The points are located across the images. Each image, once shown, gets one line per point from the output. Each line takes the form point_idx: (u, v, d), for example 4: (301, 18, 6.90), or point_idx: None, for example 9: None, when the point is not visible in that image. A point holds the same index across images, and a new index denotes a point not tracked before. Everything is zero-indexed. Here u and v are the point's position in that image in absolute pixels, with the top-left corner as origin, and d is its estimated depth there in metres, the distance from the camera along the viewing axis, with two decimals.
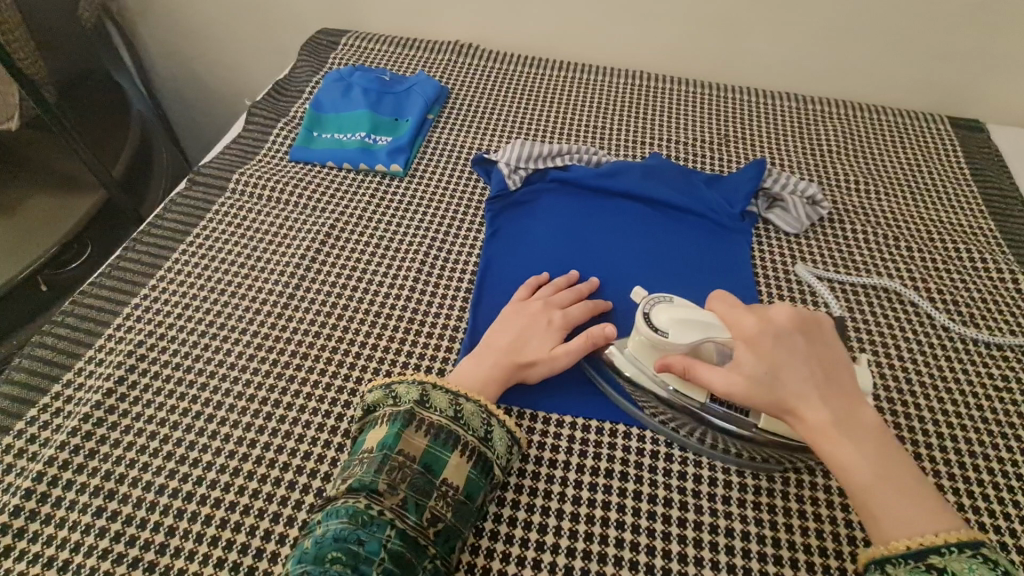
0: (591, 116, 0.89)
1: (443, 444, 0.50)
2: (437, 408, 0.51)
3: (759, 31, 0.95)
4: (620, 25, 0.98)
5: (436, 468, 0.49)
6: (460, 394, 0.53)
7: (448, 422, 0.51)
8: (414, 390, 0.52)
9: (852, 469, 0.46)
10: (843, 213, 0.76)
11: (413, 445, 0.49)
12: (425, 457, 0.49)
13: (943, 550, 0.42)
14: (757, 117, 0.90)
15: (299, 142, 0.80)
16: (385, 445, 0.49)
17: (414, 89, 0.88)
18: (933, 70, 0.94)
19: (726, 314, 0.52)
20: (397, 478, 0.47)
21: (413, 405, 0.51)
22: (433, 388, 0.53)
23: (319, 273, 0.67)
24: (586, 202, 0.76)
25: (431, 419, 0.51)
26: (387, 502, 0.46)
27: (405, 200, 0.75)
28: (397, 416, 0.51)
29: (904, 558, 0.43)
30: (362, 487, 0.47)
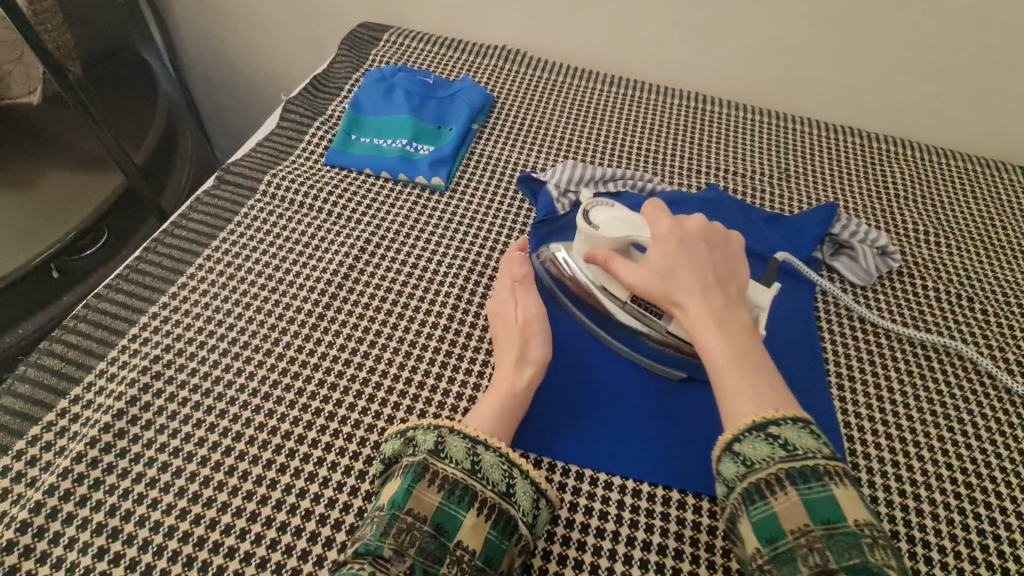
0: (641, 139, 0.84)
1: (458, 500, 0.45)
2: (454, 460, 0.46)
3: (829, 62, 0.89)
4: (678, 43, 0.93)
5: (450, 528, 0.44)
6: (478, 441, 0.48)
7: (464, 475, 0.46)
8: (429, 438, 0.47)
9: (715, 349, 0.48)
10: (913, 266, 0.71)
11: (424, 502, 0.44)
12: (438, 517, 0.44)
13: (780, 423, 0.44)
14: (819, 152, 0.85)
15: (336, 145, 0.75)
16: (394, 503, 0.44)
17: (460, 96, 0.83)
18: (1011, 116, 0.88)
19: (651, 216, 0.56)
20: (406, 542, 0.42)
21: (427, 455, 0.46)
22: (448, 434, 0.48)
23: (352, 293, 0.62)
24: None
25: (446, 471, 0.46)
26: (394, 571, 0.41)
27: (445, 218, 0.70)
28: (409, 468, 0.46)
29: (750, 431, 0.44)
30: (368, 552, 0.42)
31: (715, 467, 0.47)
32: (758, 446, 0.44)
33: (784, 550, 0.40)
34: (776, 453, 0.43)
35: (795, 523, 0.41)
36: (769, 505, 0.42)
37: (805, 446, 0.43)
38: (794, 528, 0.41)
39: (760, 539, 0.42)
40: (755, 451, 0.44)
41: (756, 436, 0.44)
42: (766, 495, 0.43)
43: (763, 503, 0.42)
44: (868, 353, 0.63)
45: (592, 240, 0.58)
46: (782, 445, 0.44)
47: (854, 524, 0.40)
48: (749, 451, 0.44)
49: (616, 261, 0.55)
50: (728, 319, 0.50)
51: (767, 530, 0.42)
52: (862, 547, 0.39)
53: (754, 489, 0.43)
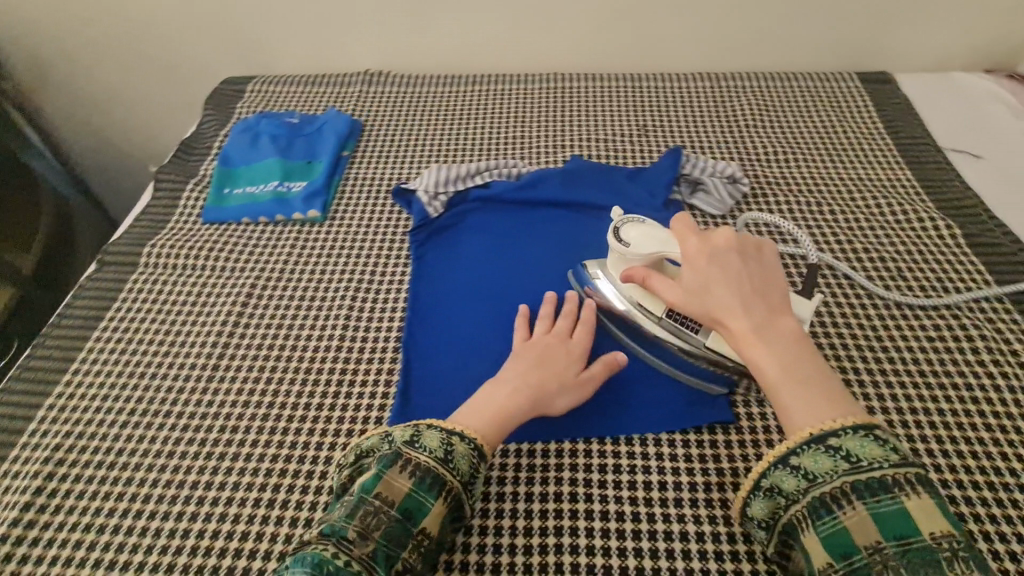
0: (508, 129, 0.88)
1: (428, 488, 0.46)
2: (428, 449, 0.48)
3: (664, 19, 0.95)
4: (525, 32, 0.98)
5: (417, 515, 0.45)
6: (450, 433, 0.49)
7: (436, 464, 0.47)
8: (407, 431, 0.49)
9: (765, 366, 0.48)
10: (763, 187, 0.76)
11: (394, 488, 0.46)
12: (407, 502, 0.45)
13: (839, 433, 0.43)
14: (673, 103, 0.91)
15: (210, 202, 0.77)
16: (362, 488, 0.46)
17: (326, 129, 0.86)
18: (837, 29, 0.95)
19: (680, 232, 0.55)
20: (372, 524, 0.44)
21: (402, 445, 0.48)
22: (425, 427, 0.50)
23: (244, 338, 0.65)
24: (512, 217, 0.74)
25: (421, 460, 0.47)
26: (356, 552, 0.43)
27: (326, 245, 0.73)
28: (384, 457, 0.48)
29: (808, 444, 0.43)
30: (332, 532, 0.44)
31: (763, 476, 0.46)
32: (819, 459, 0.43)
33: (858, 566, 0.39)
34: (839, 465, 0.42)
35: (868, 538, 0.39)
36: (837, 520, 0.41)
37: (870, 456, 0.42)
38: (867, 544, 0.39)
39: (830, 553, 0.40)
40: (817, 464, 0.43)
41: (815, 448, 0.43)
42: (834, 509, 0.41)
43: (831, 517, 0.41)
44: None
45: (625, 257, 0.59)
46: (845, 457, 0.42)
47: (932, 538, 0.38)
48: (810, 466, 0.43)
49: (653, 278, 0.55)
50: (772, 332, 0.49)
51: (838, 546, 0.40)
52: (939, 563, 0.37)
53: (820, 502, 0.42)
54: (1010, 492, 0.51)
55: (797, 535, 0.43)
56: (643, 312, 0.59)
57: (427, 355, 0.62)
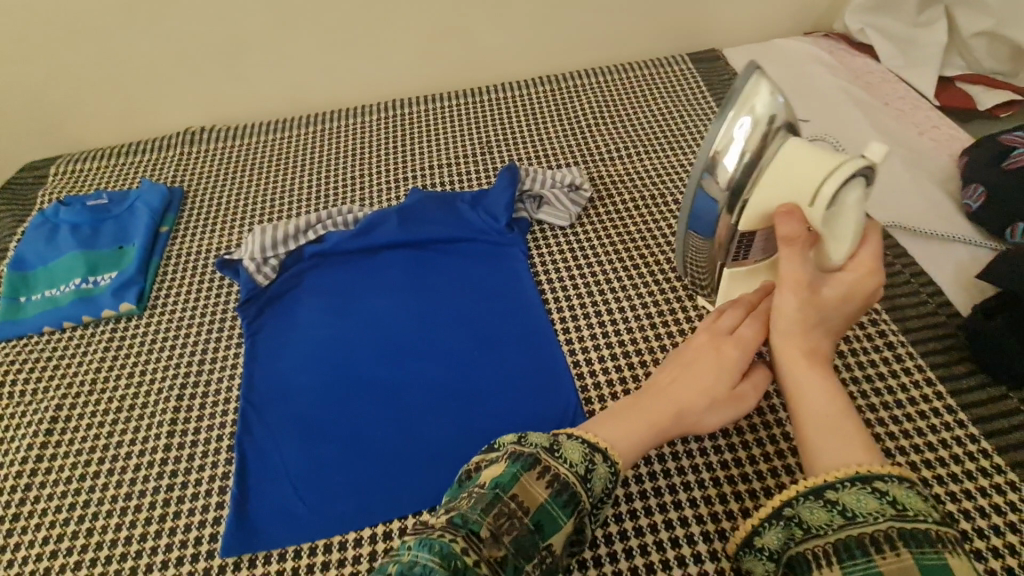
0: (345, 169, 0.83)
1: (564, 503, 0.40)
2: (569, 461, 0.42)
3: (491, 30, 0.92)
4: (353, 63, 0.92)
5: (547, 529, 0.39)
6: (596, 450, 0.44)
7: (576, 481, 0.42)
8: (545, 436, 0.44)
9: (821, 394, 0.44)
10: (607, 188, 0.75)
11: (532, 494, 0.40)
12: (539, 513, 0.39)
13: (888, 477, 0.36)
14: (513, 113, 0.88)
15: (3, 316, 0.67)
16: (499, 483, 0.40)
17: (138, 206, 0.77)
18: (662, 14, 0.96)
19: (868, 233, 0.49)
20: (502, 526, 0.38)
21: (542, 449, 0.42)
22: (566, 439, 0.44)
23: (55, 471, 0.56)
24: (354, 269, 0.69)
25: (558, 468, 0.41)
26: (486, 554, 0.37)
27: (146, 339, 0.65)
28: (520, 455, 0.42)
29: (850, 480, 0.37)
30: (463, 525, 0.38)
31: (787, 505, 0.39)
32: (864, 497, 0.36)
33: None
34: (886, 508, 0.34)
35: None
36: (870, 564, 0.33)
37: (919, 508, 0.34)
38: None
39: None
40: (860, 503, 0.35)
41: (859, 487, 0.36)
42: (870, 551, 0.33)
43: (863, 559, 0.33)
44: (583, 286, 0.66)
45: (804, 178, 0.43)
46: (891, 502, 0.35)
47: None
48: (851, 502, 0.36)
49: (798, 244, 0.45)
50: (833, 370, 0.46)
51: None
52: None
53: (856, 544, 0.34)
54: None
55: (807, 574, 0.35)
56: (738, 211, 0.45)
57: (265, 446, 0.55)
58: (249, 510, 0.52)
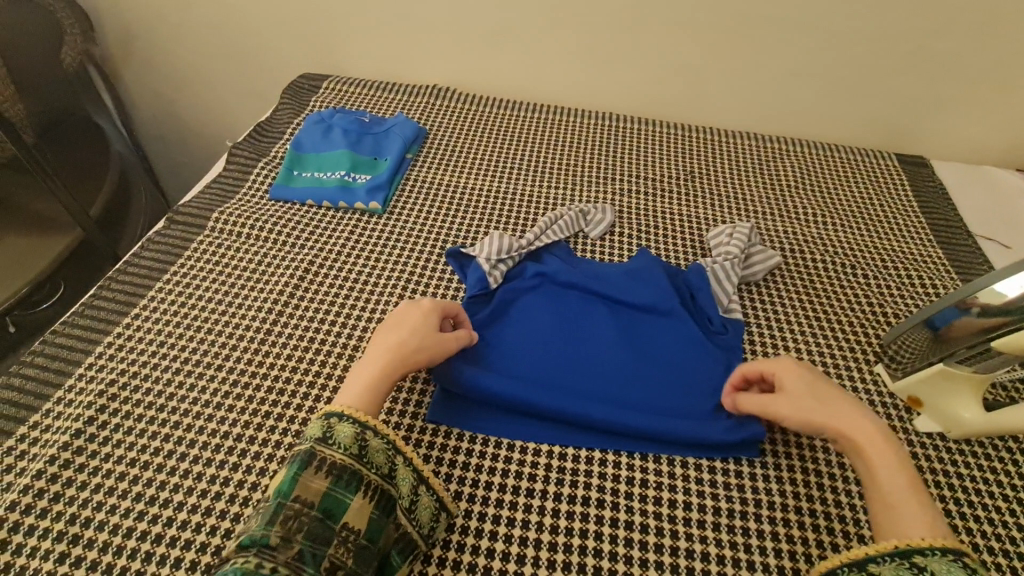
0: (563, 156, 0.93)
1: (346, 485, 0.48)
2: (339, 445, 0.50)
3: (719, 80, 1.01)
4: (589, 73, 1.05)
5: (336, 512, 0.47)
6: (366, 429, 0.51)
7: (350, 460, 0.49)
8: (319, 428, 0.50)
9: (875, 471, 0.49)
10: (800, 243, 0.80)
11: (310, 488, 0.47)
12: (324, 502, 0.47)
13: (926, 551, 0.44)
14: (721, 155, 0.96)
15: (279, 181, 0.82)
16: (281, 492, 0.47)
17: (394, 130, 0.91)
18: (882, 112, 1.01)
19: None
20: (292, 527, 0.45)
21: (315, 443, 0.49)
22: (337, 421, 0.51)
23: (298, 309, 0.68)
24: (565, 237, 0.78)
25: (331, 457, 0.49)
26: (281, 557, 0.44)
27: (383, 235, 0.78)
28: (296, 457, 0.49)
29: (891, 556, 0.45)
30: (254, 543, 0.44)
31: (866, 567, 0.45)
32: (954, 570, 0.42)
33: None
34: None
35: None
36: None
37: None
38: None
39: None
40: (949, 574, 0.42)
41: (897, 561, 0.44)
42: None
43: None
44: (766, 318, 0.71)
45: None
46: (925, 575, 0.43)
47: None
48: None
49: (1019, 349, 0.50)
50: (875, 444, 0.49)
51: None
52: None
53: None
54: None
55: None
56: (980, 323, 0.53)
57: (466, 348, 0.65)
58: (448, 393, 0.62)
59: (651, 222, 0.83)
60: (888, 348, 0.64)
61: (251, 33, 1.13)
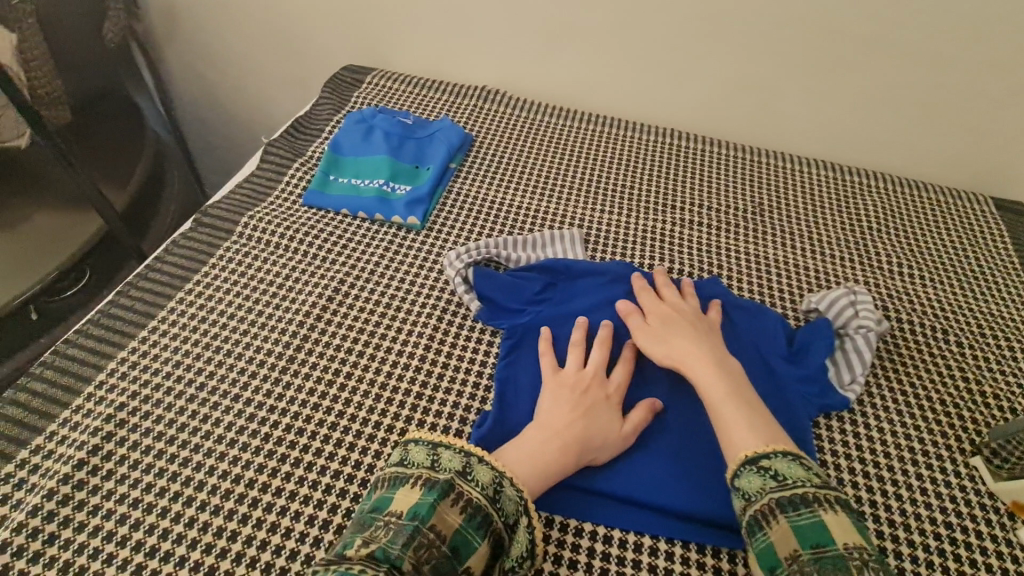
0: (618, 176, 0.86)
1: (477, 526, 0.44)
2: (478, 483, 0.47)
3: (797, 101, 0.92)
4: (653, 84, 0.96)
5: (464, 552, 0.43)
6: (504, 474, 0.49)
7: (486, 501, 0.46)
8: (457, 461, 0.48)
9: (712, 388, 0.54)
10: (884, 299, 0.71)
11: (446, 521, 0.44)
12: (456, 538, 0.43)
13: (770, 456, 0.48)
14: (794, 187, 0.86)
15: (314, 186, 0.76)
16: (417, 514, 0.43)
17: (439, 136, 0.85)
18: (981, 148, 0.90)
19: None
20: (424, 556, 0.41)
21: (455, 474, 0.46)
22: (477, 461, 0.48)
23: (324, 333, 0.62)
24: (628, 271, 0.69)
25: (469, 494, 0.46)
26: None
27: (420, 254, 0.71)
28: (434, 484, 0.46)
29: (744, 467, 0.48)
30: (386, 559, 0.40)
31: (732, 485, 0.49)
32: (791, 466, 0.47)
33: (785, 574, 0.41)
34: (768, 483, 0.46)
35: (788, 549, 0.42)
36: (767, 536, 0.44)
37: (796, 475, 0.46)
38: (787, 554, 0.42)
39: (802, 542, 0.42)
40: (789, 470, 0.47)
41: (750, 471, 0.48)
42: (763, 525, 0.45)
43: (763, 533, 0.44)
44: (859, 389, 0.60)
45: None
46: (773, 477, 0.46)
47: (844, 547, 0.41)
48: (746, 487, 0.47)
49: None
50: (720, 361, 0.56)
51: (768, 560, 0.43)
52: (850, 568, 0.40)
53: (800, 498, 0.44)
54: None
55: (760, 532, 0.45)
56: None
57: (528, 385, 0.59)
58: (495, 434, 0.55)
59: (713, 259, 0.75)
60: (994, 442, 0.56)
61: (295, 19, 1.08)
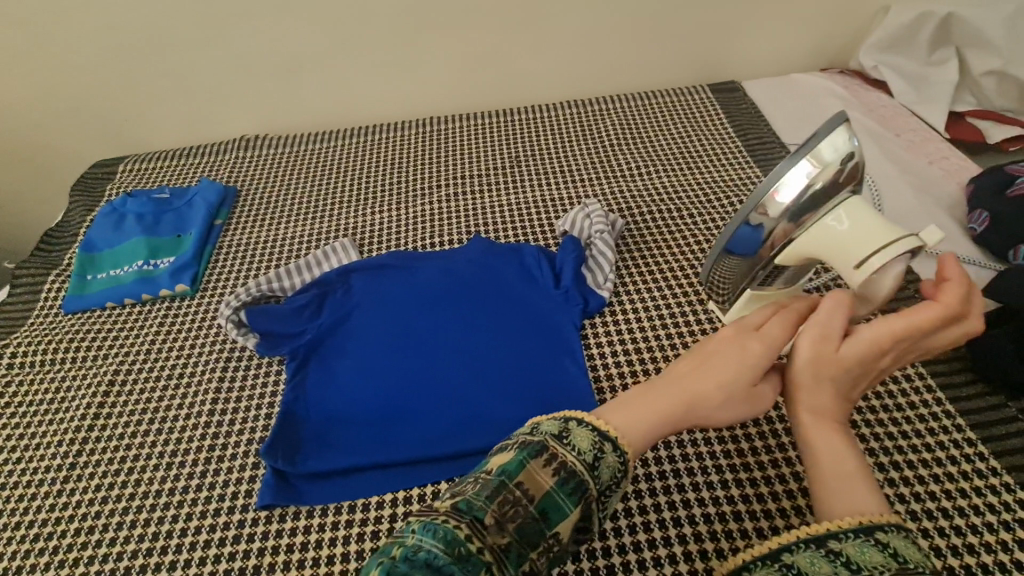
0: (384, 177, 0.90)
1: (570, 491, 0.35)
2: (575, 448, 0.37)
3: (523, 57, 1.00)
4: (396, 83, 1.01)
5: (554, 517, 0.35)
6: (605, 432, 0.38)
7: (581, 467, 0.36)
8: (554, 423, 0.38)
9: (831, 447, 0.38)
10: (626, 203, 0.80)
11: (537, 481, 0.35)
12: (544, 501, 0.35)
13: (883, 527, 0.32)
14: (541, 133, 0.94)
15: (71, 291, 0.74)
16: (506, 471, 0.35)
17: (196, 200, 0.84)
18: (684, 48, 1.03)
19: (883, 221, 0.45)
20: (507, 513, 0.34)
21: (549, 436, 0.37)
22: (577, 424, 0.38)
23: (107, 429, 0.62)
24: (399, 261, 0.73)
25: (564, 458, 0.36)
26: (489, 542, 0.33)
27: (196, 315, 0.71)
28: (527, 442, 0.37)
29: (853, 531, 0.33)
30: (470, 511, 0.34)
31: (804, 542, 0.33)
32: (909, 546, 0.32)
33: None
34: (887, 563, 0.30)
35: None
36: None
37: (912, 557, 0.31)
38: None
39: None
40: (908, 550, 0.31)
41: (857, 537, 0.32)
42: None
43: None
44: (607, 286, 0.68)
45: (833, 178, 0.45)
46: (892, 556, 0.31)
47: None
48: (852, 553, 0.31)
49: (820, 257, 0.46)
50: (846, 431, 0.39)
51: None
52: None
53: None
54: (876, 457, 0.53)
55: None
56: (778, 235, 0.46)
57: (317, 397, 0.61)
58: (288, 450, 0.57)
59: (480, 220, 0.81)
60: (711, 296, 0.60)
61: (30, 135, 1.04)
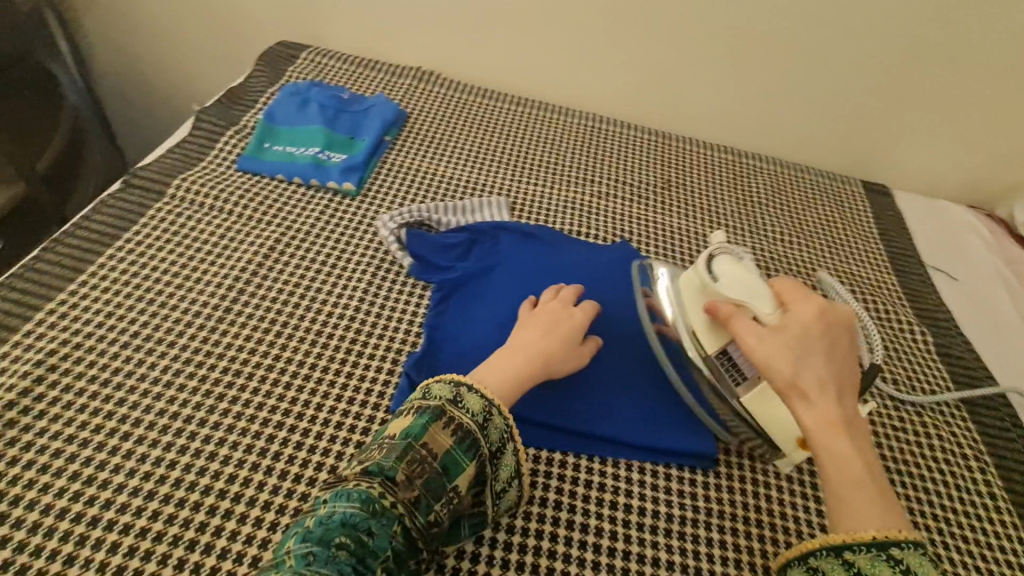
0: (545, 153, 0.93)
1: (466, 449, 0.48)
2: (470, 411, 0.50)
3: (702, 91, 1.03)
4: (576, 71, 1.04)
5: (454, 472, 0.47)
6: (493, 403, 0.51)
7: (475, 428, 0.49)
8: (447, 391, 0.50)
9: (830, 462, 0.47)
10: (767, 263, 0.83)
11: (438, 442, 0.47)
12: (446, 459, 0.47)
13: (892, 543, 0.42)
14: (698, 167, 0.97)
15: (248, 152, 0.78)
16: (410, 434, 0.47)
17: (373, 110, 0.88)
18: (852, 139, 1.04)
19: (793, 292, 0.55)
20: (416, 471, 0.46)
21: (445, 403, 0.49)
22: (466, 390, 0.51)
23: (259, 288, 0.65)
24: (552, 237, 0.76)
25: (461, 421, 0.49)
26: (399, 496, 0.45)
27: (355, 216, 0.75)
28: (425, 409, 0.49)
29: (868, 546, 0.43)
30: (379, 472, 0.45)
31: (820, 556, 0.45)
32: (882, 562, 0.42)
33: None
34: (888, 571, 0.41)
35: None
36: None
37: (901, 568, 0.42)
38: None
39: None
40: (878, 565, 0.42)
41: (872, 552, 0.42)
42: None
43: None
44: None
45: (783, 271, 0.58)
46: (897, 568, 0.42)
47: None
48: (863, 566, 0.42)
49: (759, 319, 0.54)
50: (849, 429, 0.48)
51: None
52: None
53: None
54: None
55: None
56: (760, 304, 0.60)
57: (455, 332, 0.64)
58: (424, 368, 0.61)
59: (628, 227, 0.84)
60: None
61: None
